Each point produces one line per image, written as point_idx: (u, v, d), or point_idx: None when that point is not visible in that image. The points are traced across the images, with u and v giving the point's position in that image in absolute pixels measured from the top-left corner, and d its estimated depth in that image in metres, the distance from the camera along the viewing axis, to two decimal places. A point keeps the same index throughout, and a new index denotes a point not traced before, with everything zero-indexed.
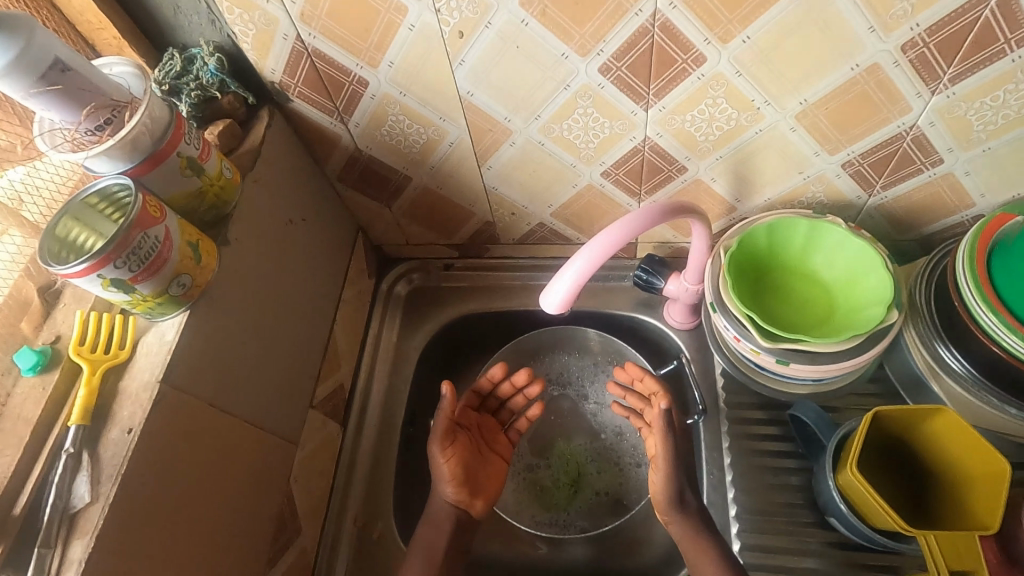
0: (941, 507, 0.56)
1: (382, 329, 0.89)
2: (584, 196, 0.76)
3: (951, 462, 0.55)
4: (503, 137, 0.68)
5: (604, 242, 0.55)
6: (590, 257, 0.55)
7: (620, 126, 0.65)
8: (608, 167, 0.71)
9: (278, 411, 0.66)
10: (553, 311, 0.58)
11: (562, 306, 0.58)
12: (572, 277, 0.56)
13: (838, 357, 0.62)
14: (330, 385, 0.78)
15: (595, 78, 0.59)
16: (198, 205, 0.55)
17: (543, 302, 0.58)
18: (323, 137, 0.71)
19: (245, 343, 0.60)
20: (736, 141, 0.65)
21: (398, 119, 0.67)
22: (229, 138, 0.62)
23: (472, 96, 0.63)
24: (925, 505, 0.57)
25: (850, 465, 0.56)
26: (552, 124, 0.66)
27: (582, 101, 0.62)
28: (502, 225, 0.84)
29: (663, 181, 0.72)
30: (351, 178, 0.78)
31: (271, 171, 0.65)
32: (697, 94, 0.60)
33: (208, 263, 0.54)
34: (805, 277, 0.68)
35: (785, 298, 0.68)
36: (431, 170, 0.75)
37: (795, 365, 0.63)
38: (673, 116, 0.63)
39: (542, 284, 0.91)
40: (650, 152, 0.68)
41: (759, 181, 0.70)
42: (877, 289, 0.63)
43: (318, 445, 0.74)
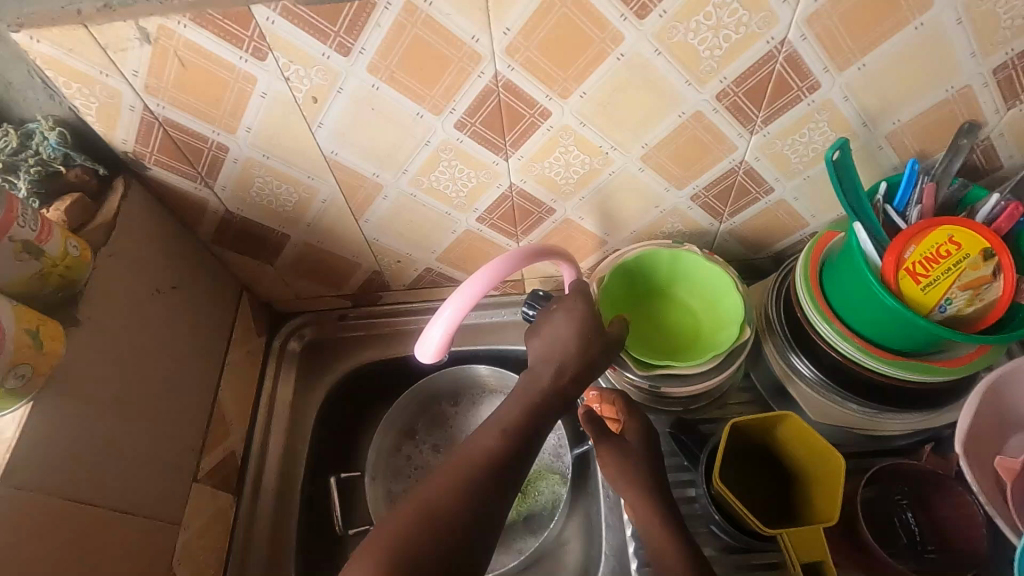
0: (801, 506, 0.62)
1: (276, 388, 0.87)
2: (464, 240, 0.78)
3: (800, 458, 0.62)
4: (375, 192, 0.70)
5: (470, 291, 0.57)
6: (458, 307, 0.57)
7: (485, 175, 0.68)
8: (482, 213, 0.74)
9: (155, 492, 0.62)
10: (428, 359, 0.59)
11: (438, 353, 0.59)
12: (441, 328, 0.58)
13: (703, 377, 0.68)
14: (218, 453, 0.75)
15: (452, 133, 0.62)
16: (41, 287, 0.52)
17: (419, 349, 0.59)
18: (190, 202, 0.70)
19: (108, 427, 0.57)
20: (595, 183, 0.70)
21: (265, 180, 0.67)
22: (78, 212, 0.60)
23: (336, 155, 0.64)
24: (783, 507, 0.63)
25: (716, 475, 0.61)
26: (419, 177, 0.68)
27: (444, 155, 0.65)
28: (390, 273, 0.84)
29: (536, 222, 0.76)
30: (226, 240, 0.76)
31: (130, 241, 0.63)
32: (550, 143, 0.64)
33: (53, 348, 0.51)
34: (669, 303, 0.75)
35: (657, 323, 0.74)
36: (310, 227, 0.75)
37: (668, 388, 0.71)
38: (533, 164, 0.67)
39: None
40: (518, 197, 0.72)
41: (623, 217, 0.76)
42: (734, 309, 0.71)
43: (207, 521, 0.71)
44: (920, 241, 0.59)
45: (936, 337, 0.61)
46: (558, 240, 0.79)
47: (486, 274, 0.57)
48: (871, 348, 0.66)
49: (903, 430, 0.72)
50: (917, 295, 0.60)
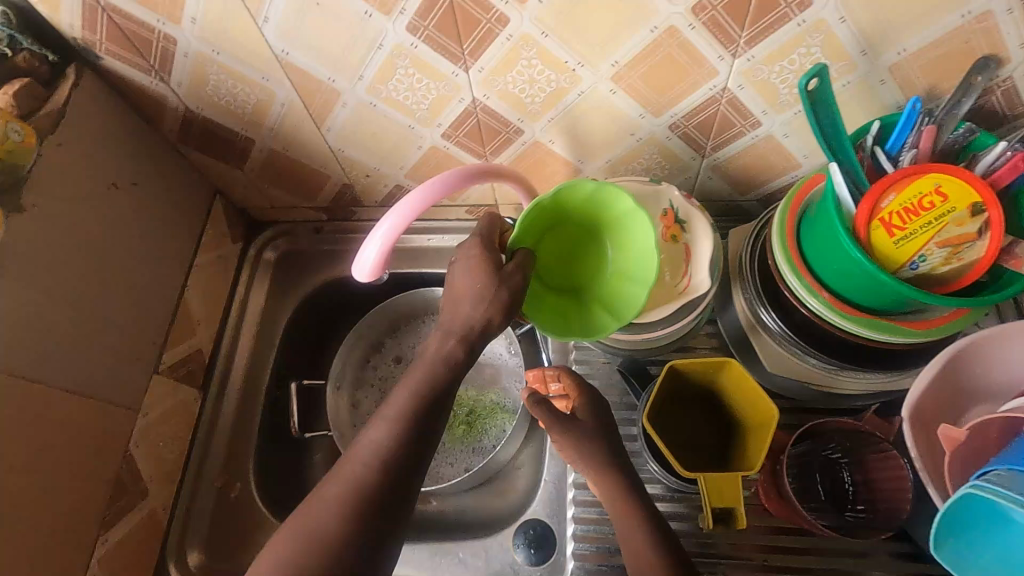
0: (736, 453, 0.60)
1: (249, 294, 0.89)
2: (432, 158, 0.76)
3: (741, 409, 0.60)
4: (333, 98, 0.67)
5: (409, 204, 0.55)
6: (396, 220, 0.55)
7: (446, 87, 0.64)
8: (447, 129, 0.70)
9: (109, 378, 0.66)
10: (365, 278, 0.58)
11: (375, 272, 0.57)
12: (377, 242, 0.56)
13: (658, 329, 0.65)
14: (182, 350, 0.77)
15: (405, 37, 0.58)
16: None
17: (355, 267, 0.57)
18: (148, 97, 0.68)
19: (56, 313, 0.59)
20: (564, 102, 0.65)
21: (219, 78, 0.65)
22: (27, 99, 0.59)
23: (287, 55, 0.61)
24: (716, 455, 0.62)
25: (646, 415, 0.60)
26: (377, 85, 0.65)
27: (400, 61, 0.61)
28: (361, 188, 0.83)
29: (505, 143, 0.72)
30: (191, 140, 0.75)
31: (80, 132, 0.62)
32: (511, 55, 0.60)
33: None
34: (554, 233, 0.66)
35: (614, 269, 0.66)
36: (272, 132, 0.73)
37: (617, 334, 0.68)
38: (495, 78, 0.63)
39: (411, 247, 0.91)
40: (482, 114, 0.68)
41: (596, 143, 0.71)
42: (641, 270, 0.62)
43: (167, 411, 0.74)
44: (902, 189, 0.54)
45: (902, 296, 0.56)
46: (529, 165, 0.76)
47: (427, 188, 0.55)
48: (834, 302, 0.61)
49: (859, 390, 0.69)
50: (889, 248, 0.55)
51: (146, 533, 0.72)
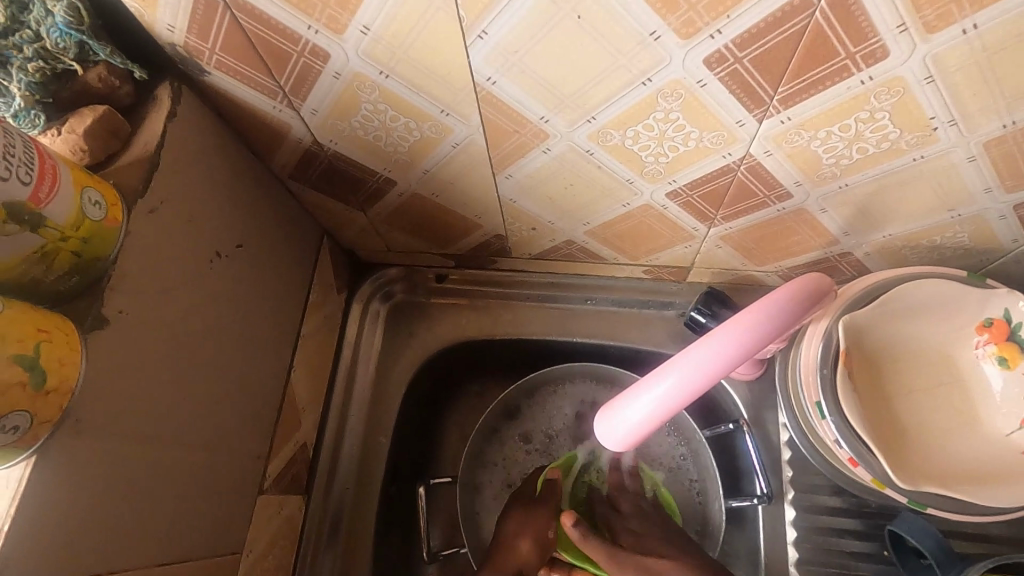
0: None
1: (356, 359, 0.70)
2: (637, 216, 0.55)
3: None
4: (534, 142, 0.46)
5: (697, 367, 0.38)
6: (678, 387, 0.38)
7: (714, 138, 0.43)
8: (680, 187, 0.50)
9: (209, 524, 0.47)
10: (612, 444, 0.43)
11: (627, 440, 0.42)
12: (648, 408, 0.40)
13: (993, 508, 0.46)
14: (287, 451, 0.59)
15: (694, 71, 0.37)
16: (42, 272, 0.33)
17: (602, 428, 0.42)
18: (264, 125, 0.48)
19: (150, 460, 0.40)
20: (883, 167, 0.44)
21: (375, 107, 0.44)
22: (103, 138, 0.39)
23: (493, 84, 0.40)
24: None
25: None
26: (610, 130, 0.43)
27: (665, 102, 0.40)
28: (517, 240, 0.63)
29: (752, 208, 0.51)
30: (308, 176, 0.55)
31: (177, 184, 0.42)
32: (849, 104, 0.38)
33: (66, 373, 0.33)
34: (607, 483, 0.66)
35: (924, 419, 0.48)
36: (425, 174, 0.52)
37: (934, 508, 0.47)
38: (799, 132, 0.41)
39: (559, 307, 0.72)
40: (745, 173, 0.47)
41: (888, 217, 0.50)
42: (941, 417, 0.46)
43: (271, 537, 0.57)
44: None
45: None
46: (767, 233, 0.55)
47: (724, 343, 0.37)
48: None
49: None
50: None
51: None
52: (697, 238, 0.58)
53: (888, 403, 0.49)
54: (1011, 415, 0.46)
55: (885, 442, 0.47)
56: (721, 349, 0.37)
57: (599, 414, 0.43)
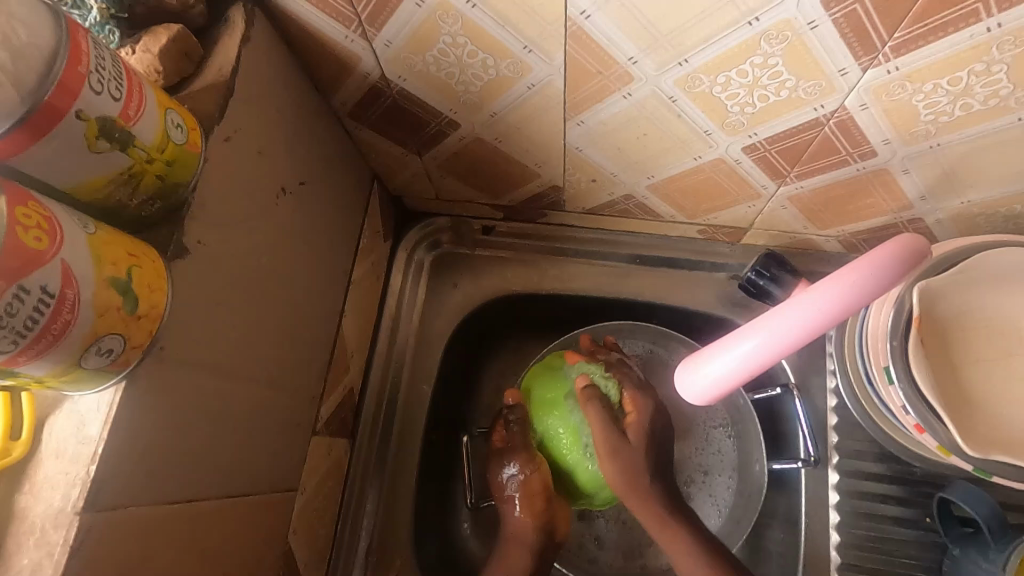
0: None
1: (401, 307, 0.69)
2: (705, 171, 0.53)
3: None
4: (616, 86, 0.44)
5: (787, 326, 0.37)
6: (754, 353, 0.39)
7: (810, 88, 0.41)
8: (759, 141, 0.48)
9: (270, 459, 0.47)
10: (693, 400, 0.44)
11: (708, 398, 0.44)
12: (732, 365, 0.40)
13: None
14: (336, 395, 0.59)
15: (808, 11, 0.35)
16: (127, 196, 0.32)
17: (684, 387, 0.44)
18: (331, 56, 0.46)
19: (220, 392, 0.40)
20: (984, 126, 0.42)
21: (454, 41, 0.42)
22: (179, 60, 0.37)
23: (586, 19, 0.38)
24: None
25: None
26: (701, 75, 0.41)
27: (767, 46, 0.38)
28: (574, 191, 0.61)
29: (830, 166, 0.50)
30: (368, 115, 0.53)
31: (248, 112, 0.40)
32: (966, 55, 0.36)
33: (153, 301, 0.32)
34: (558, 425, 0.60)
35: (992, 390, 0.48)
36: (492, 118, 0.51)
37: (998, 476, 0.47)
38: (904, 84, 0.39)
39: (606, 264, 0.71)
40: (833, 129, 0.45)
41: (972, 182, 0.48)
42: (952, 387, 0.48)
43: (322, 477, 0.57)
44: None
45: None
46: (838, 194, 0.53)
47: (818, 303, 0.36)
48: None
49: None
50: None
51: None
52: (764, 198, 0.56)
53: (956, 371, 0.48)
54: None
55: (953, 409, 0.47)
56: (814, 308, 0.36)
57: (679, 368, 0.45)
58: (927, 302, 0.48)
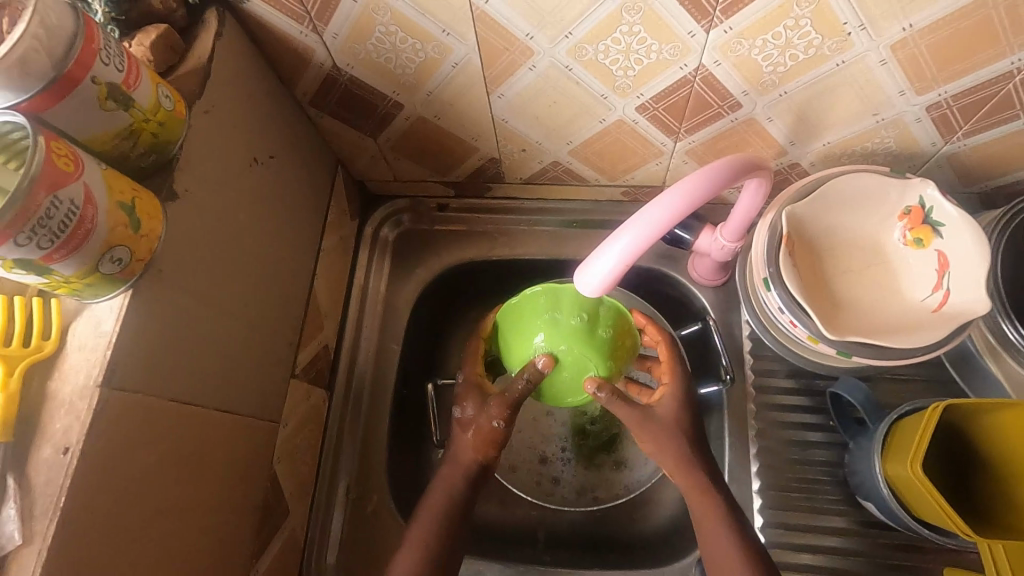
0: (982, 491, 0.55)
1: (369, 278, 0.78)
2: (613, 132, 0.64)
3: (994, 451, 0.54)
4: (522, 59, 0.54)
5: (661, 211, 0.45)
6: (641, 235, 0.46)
7: (672, 50, 0.52)
8: (647, 101, 0.58)
9: (252, 388, 0.56)
10: (589, 291, 0.50)
11: (601, 286, 0.50)
12: (613, 262, 0.48)
13: (908, 352, 0.54)
14: (312, 348, 0.68)
15: None
16: (129, 148, 0.42)
17: (580, 280, 0.50)
18: (290, 50, 0.56)
19: (209, 319, 0.49)
20: (813, 73, 0.53)
21: (388, 30, 0.52)
22: (166, 52, 0.47)
23: (486, 4, 0.48)
24: (969, 486, 0.56)
25: (914, 460, 0.52)
26: (585, 45, 0.52)
27: (628, 16, 0.49)
28: (510, 162, 0.71)
29: (709, 119, 0.60)
30: (327, 102, 0.63)
31: (224, 95, 0.50)
32: (777, 12, 0.47)
33: (151, 228, 0.41)
34: (581, 318, 0.60)
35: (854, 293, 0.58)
36: (429, 97, 0.61)
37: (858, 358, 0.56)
38: (740, 41, 0.50)
39: (548, 231, 0.81)
40: (701, 85, 0.55)
41: (824, 124, 0.59)
42: (818, 291, 0.58)
43: (302, 418, 0.66)
44: None
45: None
46: (724, 145, 0.64)
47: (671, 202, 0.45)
48: None
49: None
50: None
51: (289, 556, 0.64)
52: (666, 154, 0.67)
53: (824, 279, 0.58)
54: (925, 284, 0.56)
55: (820, 308, 0.56)
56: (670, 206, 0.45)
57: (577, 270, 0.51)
58: (795, 224, 0.58)
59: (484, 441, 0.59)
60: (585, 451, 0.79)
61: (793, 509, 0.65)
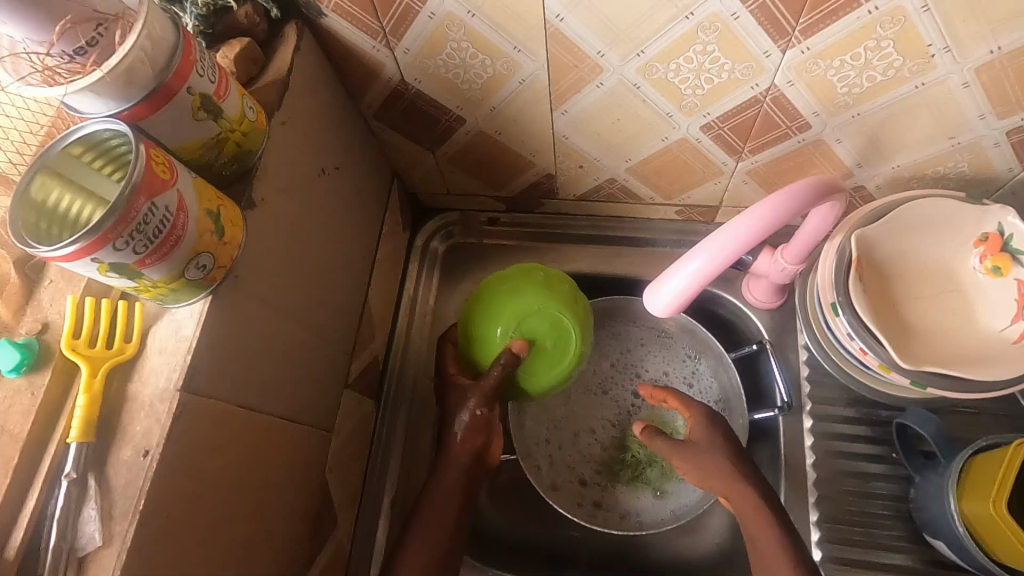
0: None
1: (418, 290, 0.78)
2: (674, 151, 0.63)
3: None
4: (590, 76, 0.54)
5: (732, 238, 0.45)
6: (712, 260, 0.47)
7: (745, 70, 0.51)
8: (713, 120, 0.58)
9: (309, 396, 0.56)
10: (661, 310, 0.52)
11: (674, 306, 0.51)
12: (685, 282, 0.49)
13: (989, 386, 0.52)
14: (363, 357, 0.68)
15: (729, 5, 0.45)
16: (214, 157, 0.42)
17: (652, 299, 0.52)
18: (361, 64, 0.57)
19: (276, 326, 0.49)
20: (889, 95, 0.52)
21: (459, 46, 0.53)
22: (248, 64, 0.49)
23: (561, 21, 0.49)
24: None
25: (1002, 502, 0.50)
26: (656, 63, 0.52)
27: (704, 35, 0.48)
28: (566, 178, 0.71)
29: (775, 140, 0.59)
30: (390, 116, 0.64)
31: (299, 107, 0.51)
32: (858, 34, 0.46)
33: (233, 235, 0.42)
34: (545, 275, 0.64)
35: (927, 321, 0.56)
36: (492, 112, 0.61)
37: (934, 389, 0.54)
38: (817, 62, 0.49)
39: (599, 247, 0.80)
40: (770, 105, 0.55)
41: (895, 147, 0.58)
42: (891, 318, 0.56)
43: (352, 427, 0.66)
44: None
45: None
46: (788, 166, 0.63)
47: (742, 230, 0.45)
48: None
49: None
50: None
51: (334, 568, 0.63)
52: (726, 174, 0.66)
53: (895, 306, 0.56)
54: (1003, 313, 0.54)
55: (892, 335, 0.55)
56: (741, 234, 0.45)
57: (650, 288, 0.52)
58: (864, 248, 0.57)
59: (472, 428, 0.59)
60: (619, 474, 0.75)
61: (850, 544, 0.63)
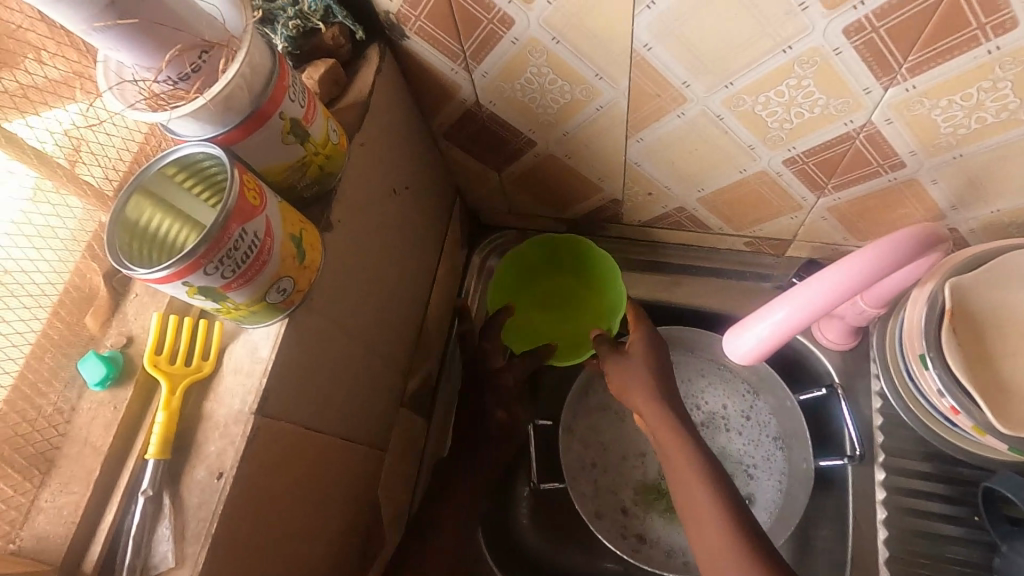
0: None
1: (473, 308, 0.78)
2: (750, 183, 0.61)
3: None
4: (672, 105, 0.53)
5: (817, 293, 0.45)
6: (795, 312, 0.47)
7: (840, 105, 0.48)
8: (798, 154, 0.55)
9: (367, 415, 0.56)
10: (743, 356, 0.53)
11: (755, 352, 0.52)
12: (769, 331, 0.50)
13: None
14: (418, 375, 0.68)
15: (833, 40, 0.43)
16: (297, 179, 0.43)
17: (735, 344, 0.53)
18: (436, 84, 0.57)
19: (343, 346, 0.49)
20: (998, 138, 0.48)
21: (539, 71, 0.52)
22: (330, 84, 0.49)
23: (648, 50, 0.47)
24: None
25: None
26: (744, 95, 0.50)
27: (800, 69, 0.46)
28: (632, 204, 0.69)
29: (864, 177, 0.56)
30: (459, 135, 0.64)
31: (376, 128, 0.51)
32: (973, 73, 0.43)
33: (313, 258, 0.42)
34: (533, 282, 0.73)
35: None
36: (565, 136, 0.60)
37: None
38: (921, 100, 0.46)
39: (659, 274, 0.78)
40: (863, 142, 0.52)
41: (998, 191, 0.54)
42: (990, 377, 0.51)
43: (403, 445, 0.66)
44: None
45: None
46: (874, 204, 0.59)
47: (828, 287, 0.45)
48: None
49: None
50: None
51: None
52: (805, 209, 0.63)
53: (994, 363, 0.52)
54: None
55: (989, 393, 0.51)
56: (826, 289, 0.44)
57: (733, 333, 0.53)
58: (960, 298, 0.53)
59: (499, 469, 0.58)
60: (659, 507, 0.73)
61: None
